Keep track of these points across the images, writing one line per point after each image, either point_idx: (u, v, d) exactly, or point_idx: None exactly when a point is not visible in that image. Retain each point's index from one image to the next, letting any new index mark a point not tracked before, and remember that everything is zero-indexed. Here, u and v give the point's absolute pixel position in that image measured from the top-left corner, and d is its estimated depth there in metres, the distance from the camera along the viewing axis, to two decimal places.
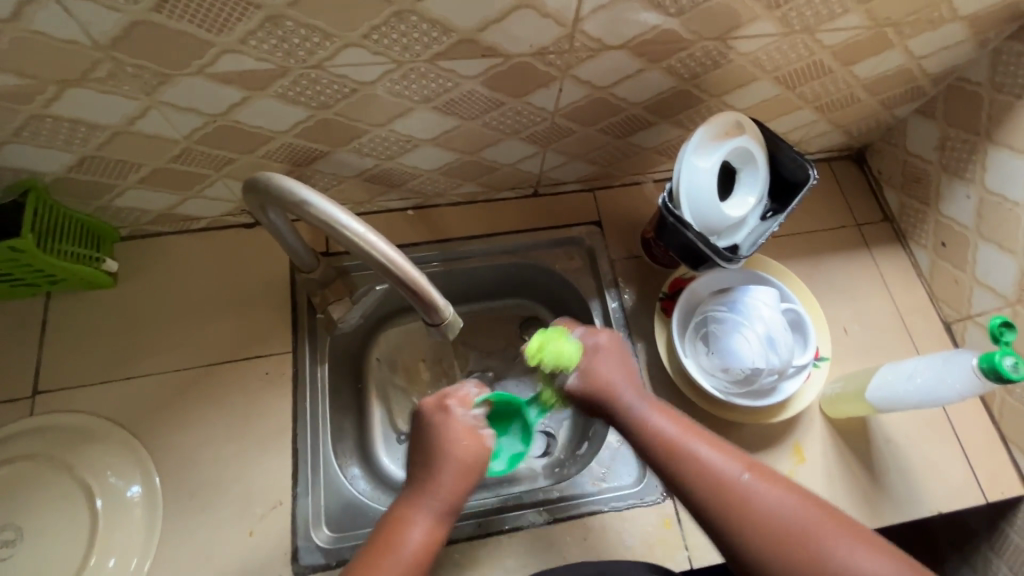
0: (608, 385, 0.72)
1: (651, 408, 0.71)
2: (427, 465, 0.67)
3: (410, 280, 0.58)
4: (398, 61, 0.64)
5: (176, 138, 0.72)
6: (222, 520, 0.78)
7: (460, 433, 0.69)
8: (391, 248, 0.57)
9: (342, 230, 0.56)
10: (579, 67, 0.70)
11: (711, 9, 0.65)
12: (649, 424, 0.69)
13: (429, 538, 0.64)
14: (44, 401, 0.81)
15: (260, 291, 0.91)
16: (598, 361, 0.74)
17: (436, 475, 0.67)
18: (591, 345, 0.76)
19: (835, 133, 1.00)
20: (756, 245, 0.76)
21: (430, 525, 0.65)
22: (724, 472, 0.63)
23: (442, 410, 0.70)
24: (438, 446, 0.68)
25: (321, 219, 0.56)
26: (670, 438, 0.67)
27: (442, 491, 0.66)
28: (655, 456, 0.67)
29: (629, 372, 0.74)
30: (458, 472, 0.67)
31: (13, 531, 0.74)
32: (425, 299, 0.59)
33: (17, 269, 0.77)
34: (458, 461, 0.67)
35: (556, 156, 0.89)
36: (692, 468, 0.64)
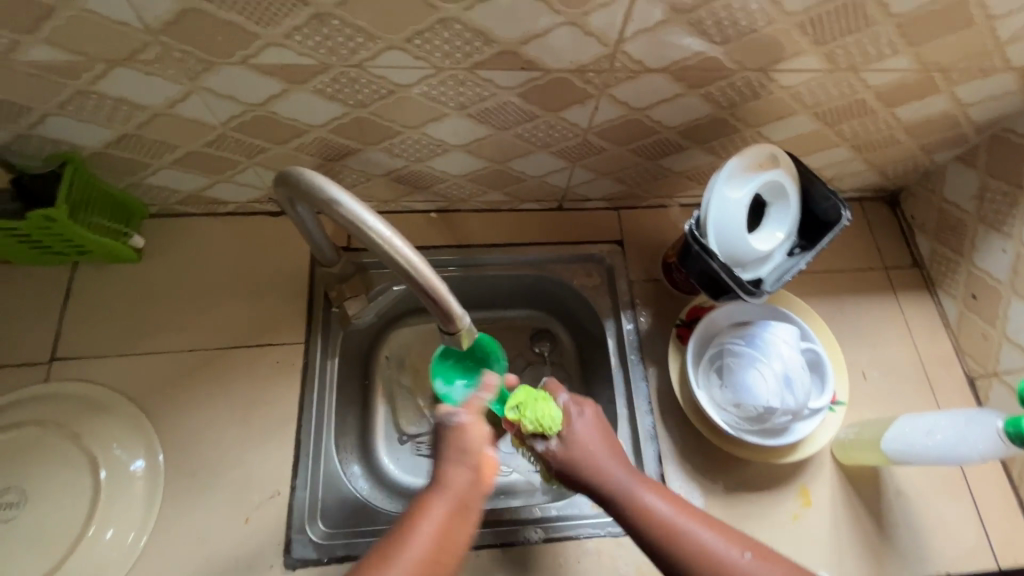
0: (591, 460, 0.66)
1: (642, 485, 0.65)
2: (443, 466, 0.63)
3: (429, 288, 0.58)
4: (438, 67, 0.64)
5: (213, 124, 0.73)
6: (219, 504, 0.78)
7: (481, 436, 0.65)
8: (412, 253, 0.57)
9: (368, 231, 0.56)
10: (617, 87, 0.69)
11: (756, 41, 0.64)
12: (640, 506, 0.63)
13: (442, 540, 0.58)
14: (60, 368, 0.82)
15: (279, 279, 0.92)
16: (579, 428, 0.68)
17: (450, 474, 0.62)
18: (572, 413, 0.70)
19: (870, 174, 0.98)
20: (782, 281, 0.74)
21: (444, 525, 0.59)
22: (726, 557, 0.59)
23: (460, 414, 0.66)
24: (456, 448, 0.64)
25: (348, 218, 0.56)
26: (665, 520, 0.61)
27: (458, 490, 0.61)
28: (649, 542, 0.62)
29: (612, 443, 0.68)
30: (477, 474, 0.63)
31: (17, 493, 0.75)
32: (442, 307, 0.59)
33: (47, 236, 0.79)
34: (478, 464, 0.63)
35: (584, 172, 0.89)
36: (689, 554, 0.59)
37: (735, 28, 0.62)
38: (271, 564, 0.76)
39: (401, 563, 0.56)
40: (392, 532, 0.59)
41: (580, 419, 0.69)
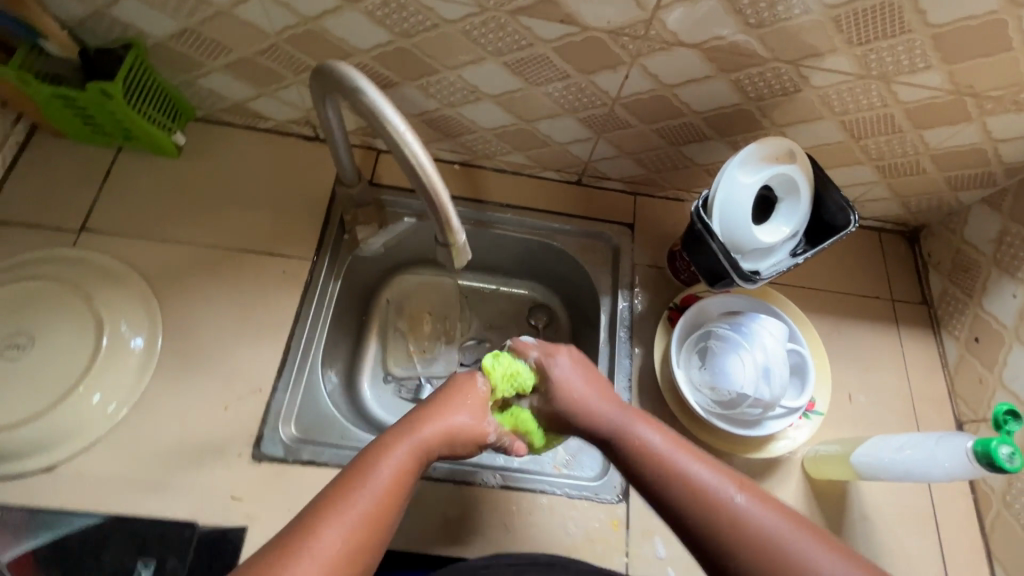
0: (578, 399, 0.72)
1: (637, 425, 0.68)
2: (415, 420, 0.65)
3: (432, 190, 0.58)
4: (482, 6, 0.68)
5: (268, 32, 0.78)
6: (205, 389, 0.82)
7: (461, 404, 0.68)
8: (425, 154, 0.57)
9: (386, 124, 0.56)
10: (649, 58, 0.71)
11: (790, 31, 0.65)
12: (636, 442, 0.67)
13: (400, 487, 0.60)
14: (88, 238, 0.88)
15: (300, 198, 0.96)
16: (557, 376, 0.73)
17: (420, 428, 0.64)
18: (549, 363, 0.75)
19: (892, 202, 0.98)
20: (775, 272, 0.76)
21: (405, 470, 0.61)
22: (716, 493, 0.60)
23: (469, 376, 0.72)
24: (433, 411, 0.66)
25: (369, 108, 0.57)
26: (658, 451, 0.65)
27: (423, 444, 0.63)
28: (644, 475, 0.65)
29: (600, 385, 0.73)
30: (447, 436, 0.65)
31: (27, 338, 0.80)
32: (440, 212, 0.58)
33: (99, 112, 0.85)
34: (449, 427, 0.66)
35: (607, 146, 0.91)
36: (680, 486, 0.62)
37: (771, 13, 0.63)
38: (240, 453, 0.79)
39: (361, 500, 0.57)
40: (352, 469, 0.60)
41: (559, 368, 0.74)
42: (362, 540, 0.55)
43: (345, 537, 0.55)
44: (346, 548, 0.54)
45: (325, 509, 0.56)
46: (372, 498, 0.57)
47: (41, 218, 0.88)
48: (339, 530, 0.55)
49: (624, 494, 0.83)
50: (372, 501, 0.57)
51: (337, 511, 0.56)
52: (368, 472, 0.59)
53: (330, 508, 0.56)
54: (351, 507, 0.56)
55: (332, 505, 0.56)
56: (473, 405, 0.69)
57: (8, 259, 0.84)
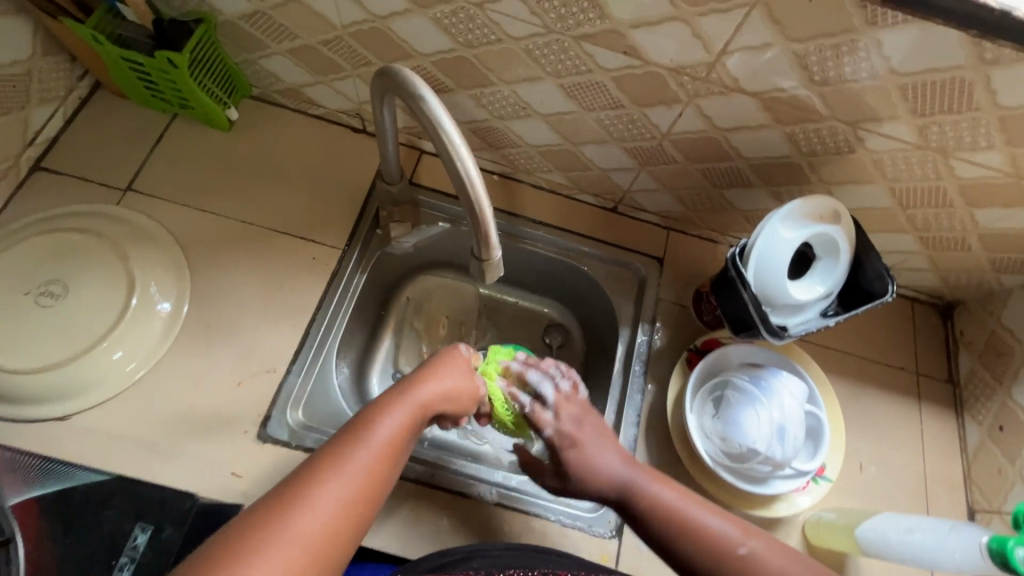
0: (588, 457, 0.71)
1: (654, 483, 0.69)
2: (411, 383, 0.64)
3: (477, 210, 0.58)
4: (548, 27, 0.68)
5: (335, 25, 0.79)
6: (221, 362, 0.83)
7: (454, 371, 0.69)
8: (476, 173, 0.57)
9: (443, 138, 0.56)
10: (706, 99, 0.71)
11: (854, 93, 0.65)
12: (650, 500, 0.68)
13: (399, 447, 0.59)
14: (132, 198, 0.91)
15: (339, 187, 0.97)
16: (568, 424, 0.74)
17: (416, 390, 0.63)
18: (563, 408, 0.75)
19: (930, 274, 0.96)
20: (805, 330, 0.76)
21: (402, 431, 0.59)
22: (722, 545, 0.63)
23: (450, 346, 0.74)
24: (428, 374, 0.66)
25: (428, 118, 0.57)
26: (666, 509, 0.66)
27: (422, 406, 0.63)
28: (662, 533, 0.66)
29: (607, 438, 0.74)
30: (444, 399, 0.65)
31: (61, 287, 0.82)
32: (482, 232, 0.58)
33: (162, 80, 0.87)
34: (444, 391, 0.66)
35: (649, 179, 0.91)
36: (695, 543, 0.64)
37: (838, 73, 0.62)
38: (246, 431, 0.80)
39: (359, 457, 0.55)
40: (345, 432, 0.57)
41: (569, 417, 0.74)
42: (361, 498, 0.53)
43: (343, 496, 0.52)
44: (345, 507, 0.52)
45: (316, 470, 0.53)
46: (371, 458, 0.56)
47: (92, 173, 0.91)
48: (337, 488, 0.52)
49: (618, 530, 0.82)
50: (372, 462, 0.55)
51: (334, 471, 0.53)
52: (364, 434, 0.57)
53: (323, 468, 0.53)
54: (350, 466, 0.54)
55: (326, 465, 0.54)
56: (463, 369, 0.70)
57: (55, 208, 0.87)
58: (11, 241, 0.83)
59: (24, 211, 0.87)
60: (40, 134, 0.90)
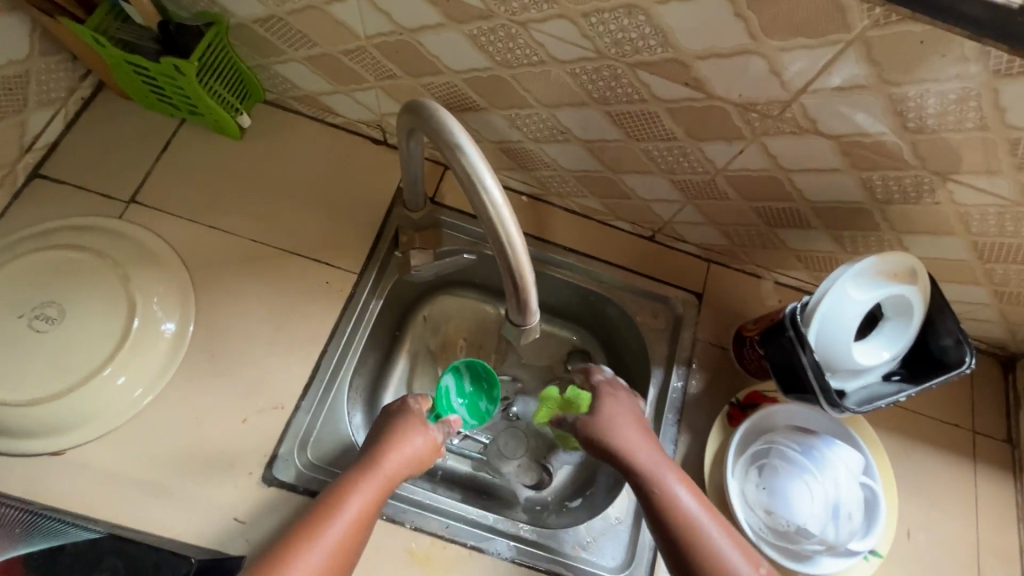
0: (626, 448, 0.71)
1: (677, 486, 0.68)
2: (377, 455, 0.69)
3: (518, 275, 0.52)
4: (600, 52, 0.60)
5: (358, 35, 0.72)
6: (227, 396, 0.78)
7: (417, 434, 0.73)
8: (518, 237, 0.50)
9: (484, 197, 0.49)
10: (774, 138, 0.63)
11: (950, 143, 0.57)
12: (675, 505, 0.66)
13: (365, 522, 0.65)
14: (135, 211, 0.84)
15: (355, 204, 0.90)
16: (608, 407, 0.75)
17: (382, 462, 0.69)
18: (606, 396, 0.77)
19: (996, 326, 0.85)
20: (872, 407, 0.67)
21: (368, 504, 0.66)
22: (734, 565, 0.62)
23: (403, 402, 0.77)
24: (391, 443, 0.71)
25: (467, 173, 0.49)
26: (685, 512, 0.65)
27: (387, 477, 0.68)
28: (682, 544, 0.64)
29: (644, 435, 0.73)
30: (407, 468, 0.70)
31: (58, 310, 0.76)
32: (522, 299, 0.53)
33: (169, 86, 0.80)
34: (408, 461, 0.70)
35: (694, 212, 0.83)
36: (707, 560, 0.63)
37: (939, 120, 0.54)
38: (250, 472, 0.75)
39: (326, 537, 0.62)
40: (317, 509, 0.64)
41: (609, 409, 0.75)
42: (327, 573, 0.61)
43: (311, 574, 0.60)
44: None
45: (287, 549, 0.60)
46: (336, 538, 0.62)
47: (93, 182, 0.84)
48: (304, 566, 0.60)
49: None
50: (336, 540, 0.62)
51: (303, 549, 0.61)
52: (333, 512, 0.64)
53: (294, 549, 0.60)
54: (316, 546, 0.61)
55: (297, 544, 0.61)
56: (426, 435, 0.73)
57: (55, 221, 0.81)
58: (8, 257, 0.78)
59: (21, 223, 0.81)
60: (40, 138, 0.83)
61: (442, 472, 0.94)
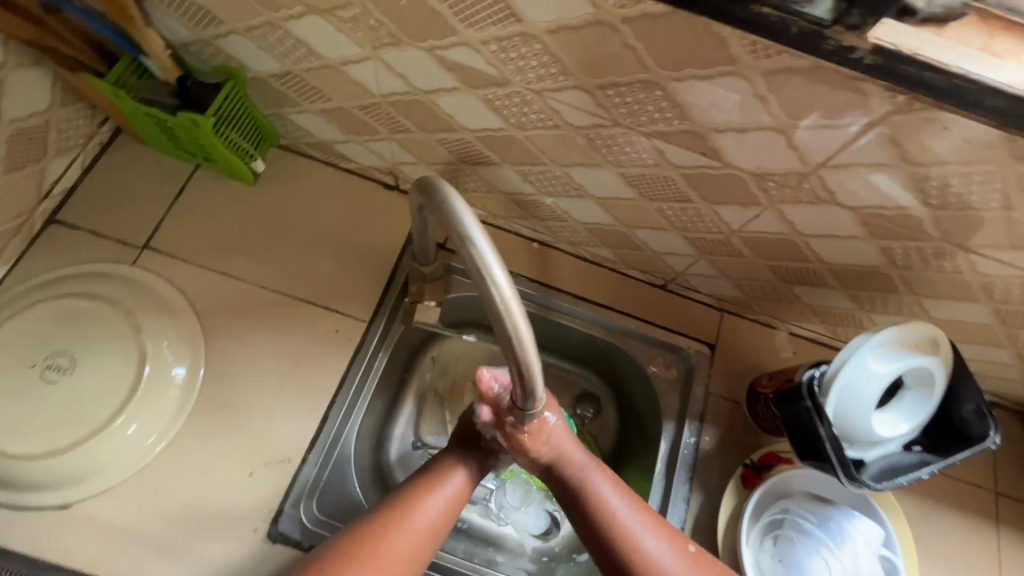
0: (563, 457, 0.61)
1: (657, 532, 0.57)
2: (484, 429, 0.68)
3: (526, 368, 0.48)
4: (615, 121, 0.60)
5: (373, 93, 0.72)
6: (234, 449, 0.77)
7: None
8: (528, 332, 0.47)
9: (491, 292, 0.46)
10: (791, 206, 0.62)
11: (971, 218, 0.56)
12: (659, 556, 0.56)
13: (464, 497, 0.62)
14: (148, 257, 0.85)
15: (365, 250, 0.90)
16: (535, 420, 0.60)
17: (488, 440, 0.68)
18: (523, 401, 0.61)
19: (1018, 385, 0.83)
20: (892, 483, 0.65)
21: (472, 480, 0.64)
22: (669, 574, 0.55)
23: None
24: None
25: (476, 266, 0.46)
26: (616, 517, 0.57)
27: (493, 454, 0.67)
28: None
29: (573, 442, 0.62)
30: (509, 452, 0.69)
31: (69, 359, 0.77)
32: (530, 392, 0.49)
33: (186, 136, 0.81)
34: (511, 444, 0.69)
35: (708, 266, 0.82)
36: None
37: (961, 198, 0.54)
38: (256, 527, 0.74)
39: (433, 502, 0.59)
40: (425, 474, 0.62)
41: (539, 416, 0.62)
42: (429, 538, 0.58)
43: (415, 536, 0.57)
44: (416, 543, 0.57)
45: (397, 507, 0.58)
46: (440, 505, 0.59)
47: (108, 228, 0.85)
48: (412, 524, 0.57)
49: None
50: (438, 507, 0.59)
51: (412, 509, 0.58)
52: (441, 481, 0.62)
53: (403, 509, 0.58)
54: (424, 508, 0.59)
55: (405, 504, 0.58)
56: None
57: (68, 268, 0.82)
58: (21, 305, 0.78)
59: (37, 269, 0.82)
60: (57, 185, 0.84)
61: None
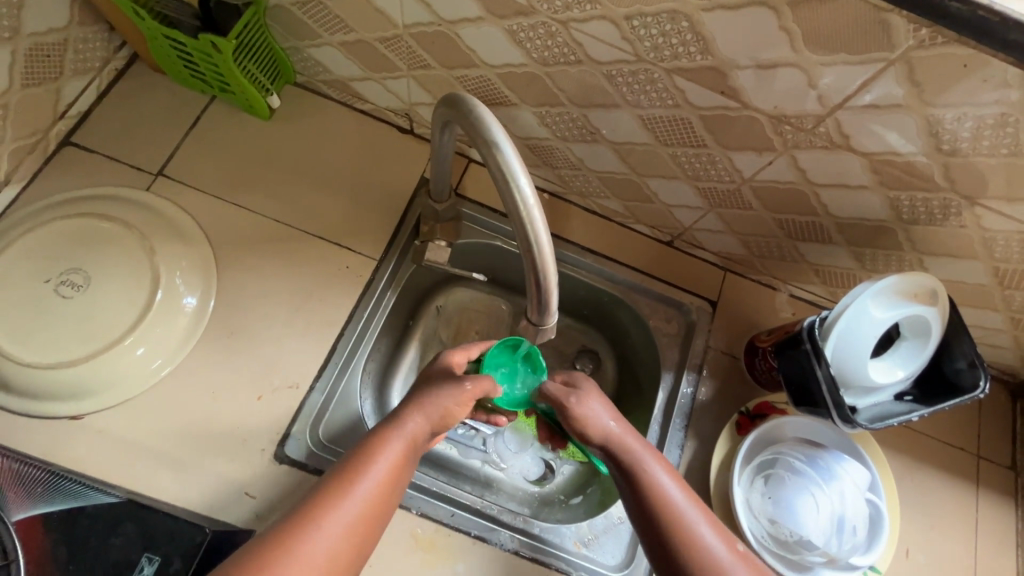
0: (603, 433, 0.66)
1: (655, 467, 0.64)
2: (406, 412, 0.65)
3: (543, 279, 0.52)
4: (638, 56, 0.60)
5: (397, 23, 0.73)
6: (243, 374, 0.79)
7: (450, 394, 0.67)
8: (547, 240, 0.50)
9: (516, 197, 0.48)
10: (805, 152, 0.64)
11: (978, 168, 0.57)
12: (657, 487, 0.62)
13: (387, 487, 0.59)
14: (162, 184, 0.85)
15: (377, 191, 0.90)
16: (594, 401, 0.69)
17: (404, 422, 0.64)
18: (582, 385, 0.71)
19: (1008, 353, 0.85)
20: (883, 424, 0.68)
21: (395, 468, 0.60)
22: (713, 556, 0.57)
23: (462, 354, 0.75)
24: (417, 401, 0.66)
25: (502, 173, 0.49)
26: (667, 498, 0.61)
27: (410, 440, 0.63)
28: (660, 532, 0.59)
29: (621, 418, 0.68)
30: (429, 427, 0.65)
31: (83, 277, 0.78)
32: (545, 304, 0.53)
33: (204, 63, 0.80)
34: (432, 420, 0.65)
35: (715, 221, 0.83)
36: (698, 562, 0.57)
37: (973, 145, 0.55)
38: (263, 448, 0.76)
39: (350, 499, 0.57)
40: (347, 462, 0.60)
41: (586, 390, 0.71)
42: (351, 536, 0.55)
43: (341, 537, 0.55)
44: (342, 546, 0.54)
45: (300, 523, 0.54)
46: (360, 503, 0.57)
47: (122, 152, 0.85)
48: (330, 531, 0.54)
49: None
50: (358, 505, 0.57)
51: (325, 516, 0.55)
52: (356, 476, 0.58)
53: (313, 513, 0.54)
54: (343, 510, 0.56)
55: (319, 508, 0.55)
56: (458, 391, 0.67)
57: (81, 190, 0.82)
58: (36, 222, 0.79)
59: (50, 189, 0.82)
60: (73, 106, 0.84)
61: (447, 462, 0.94)
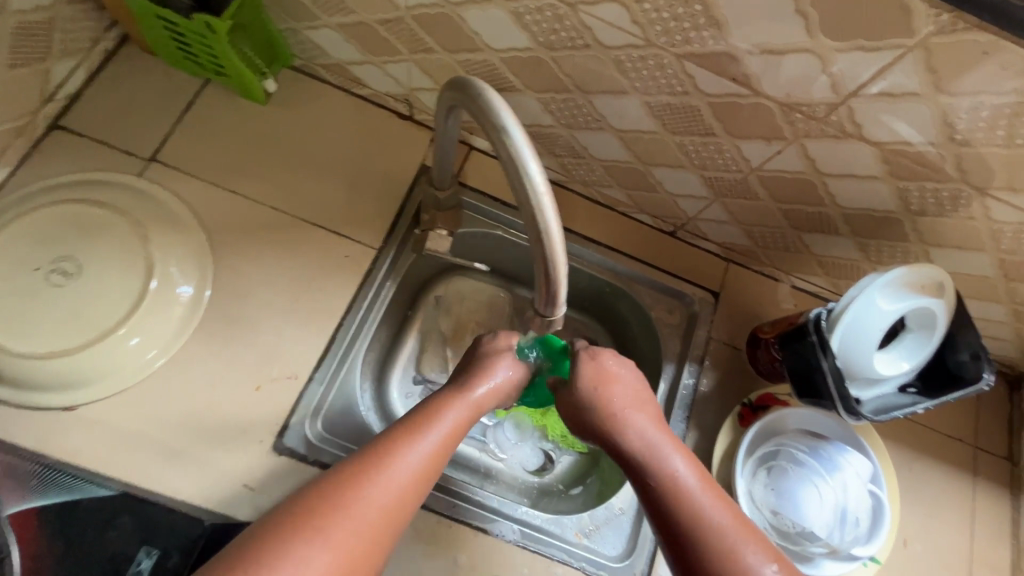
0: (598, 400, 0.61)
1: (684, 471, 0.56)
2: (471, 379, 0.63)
3: (553, 269, 0.51)
4: (649, 40, 0.59)
5: (398, 5, 0.71)
6: (240, 364, 0.78)
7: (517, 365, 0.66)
8: (558, 230, 0.49)
9: (527, 185, 0.47)
10: (815, 141, 0.63)
11: (990, 159, 0.57)
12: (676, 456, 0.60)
13: (446, 448, 0.56)
14: (155, 170, 0.83)
15: (377, 178, 0.88)
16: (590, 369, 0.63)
17: (471, 387, 0.62)
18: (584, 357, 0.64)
19: (1009, 346, 0.85)
20: (888, 416, 0.68)
21: (457, 429, 0.58)
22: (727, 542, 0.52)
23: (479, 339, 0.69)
24: (485, 370, 0.64)
25: (513, 160, 0.47)
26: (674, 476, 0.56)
27: (475, 405, 0.61)
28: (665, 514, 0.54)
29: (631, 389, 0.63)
30: (495, 400, 0.63)
31: (74, 265, 0.76)
32: (554, 296, 0.53)
33: (198, 45, 0.78)
34: (498, 391, 0.64)
35: (721, 211, 0.82)
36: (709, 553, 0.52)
37: (987, 135, 0.54)
38: (261, 440, 0.75)
39: (411, 452, 0.53)
40: (412, 416, 0.57)
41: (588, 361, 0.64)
42: (405, 492, 0.51)
43: (400, 487, 0.51)
44: (393, 505, 0.50)
45: (360, 472, 0.51)
46: (423, 456, 0.54)
47: (113, 137, 0.83)
48: (388, 484, 0.51)
49: None
50: (419, 459, 0.53)
51: (388, 466, 0.52)
52: (422, 430, 0.55)
53: (374, 462, 0.51)
54: (400, 466, 0.52)
55: (379, 458, 0.52)
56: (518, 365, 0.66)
57: (72, 175, 0.80)
58: (25, 208, 0.77)
59: (38, 174, 0.80)
60: (62, 89, 0.81)
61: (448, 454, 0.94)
